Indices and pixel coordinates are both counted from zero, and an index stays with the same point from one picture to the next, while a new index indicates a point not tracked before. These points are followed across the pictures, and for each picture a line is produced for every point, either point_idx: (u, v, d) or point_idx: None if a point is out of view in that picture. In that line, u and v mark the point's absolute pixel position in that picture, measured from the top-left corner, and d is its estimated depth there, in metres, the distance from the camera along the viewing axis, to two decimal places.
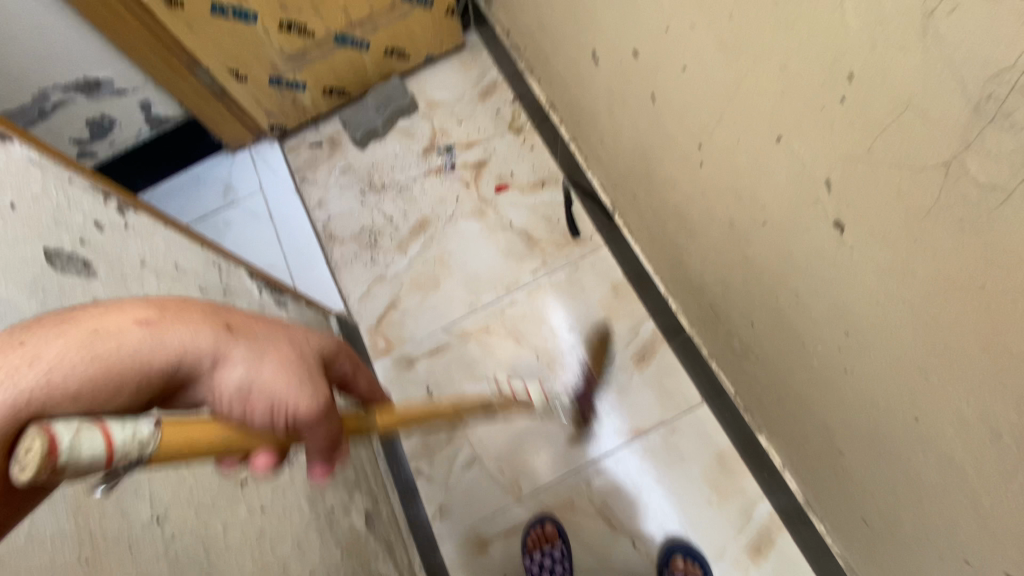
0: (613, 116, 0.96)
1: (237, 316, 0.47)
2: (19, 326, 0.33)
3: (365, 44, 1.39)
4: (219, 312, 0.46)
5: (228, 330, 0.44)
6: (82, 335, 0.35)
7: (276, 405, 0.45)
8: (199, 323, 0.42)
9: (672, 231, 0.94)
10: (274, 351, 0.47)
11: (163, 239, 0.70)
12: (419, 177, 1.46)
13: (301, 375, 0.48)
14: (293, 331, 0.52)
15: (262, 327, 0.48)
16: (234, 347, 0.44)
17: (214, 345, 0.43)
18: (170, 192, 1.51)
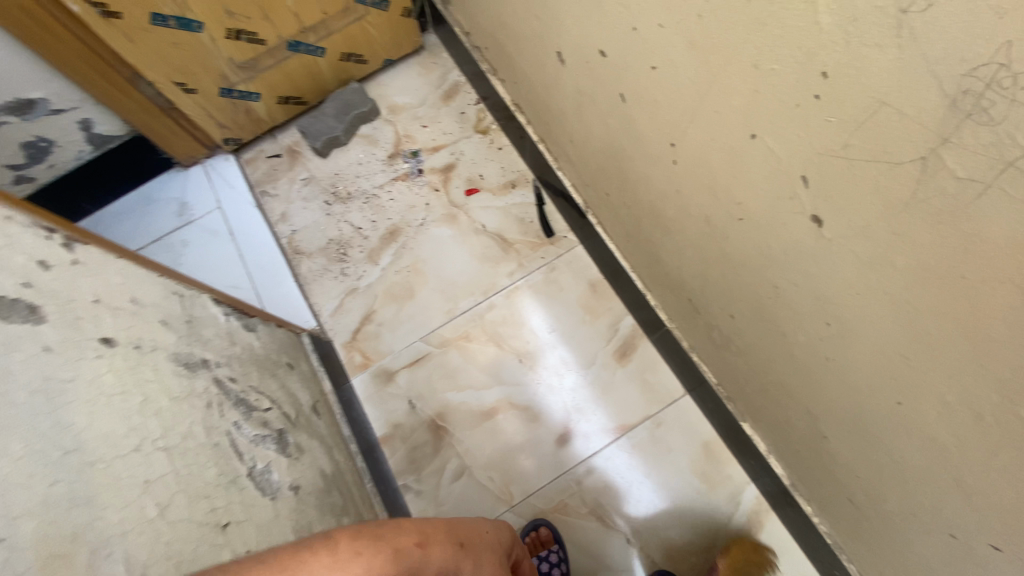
0: (583, 116, 0.95)
1: (462, 531, 0.54)
2: (362, 535, 0.43)
3: (320, 50, 1.34)
4: (457, 529, 0.54)
5: (459, 547, 0.52)
6: (390, 558, 0.43)
7: None
8: (443, 542, 0.50)
9: (647, 228, 0.94)
10: (485, 565, 0.54)
11: (118, 273, 0.65)
12: (385, 184, 1.42)
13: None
14: (492, 539, 0.59)
15: (478, 538, 0.56)
16: (461, 564, 0.51)
17: (455, 559, 0.50)
18: (120, 215, 1.43)
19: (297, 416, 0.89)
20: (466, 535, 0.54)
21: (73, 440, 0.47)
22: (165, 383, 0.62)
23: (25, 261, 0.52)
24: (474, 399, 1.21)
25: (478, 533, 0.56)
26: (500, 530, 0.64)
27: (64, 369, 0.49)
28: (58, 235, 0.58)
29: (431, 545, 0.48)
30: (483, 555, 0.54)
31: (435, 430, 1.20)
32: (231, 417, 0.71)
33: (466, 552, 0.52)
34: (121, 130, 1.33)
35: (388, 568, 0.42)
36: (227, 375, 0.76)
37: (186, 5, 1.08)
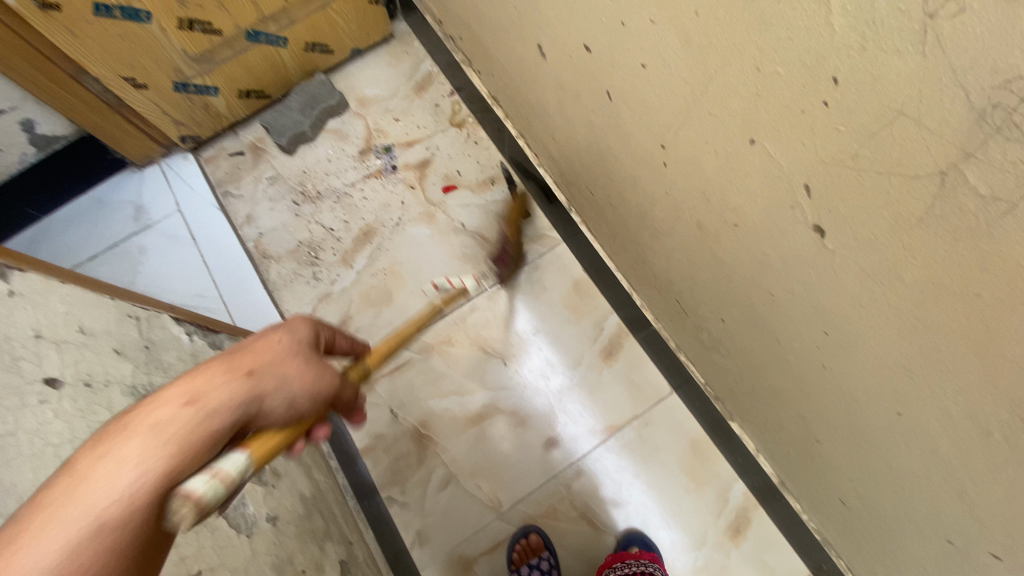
0: (565, 111, 0.91)
1: (245, 351, 0.52)
2: (88, 451, 0.40)
3: (281, 40, 1.25)
4: (232, 358, 0.51)
5: (245, 375, 0.50)
6: (149, 428, 0.42)
7: (309, 393, 0.55)
8: (220, 371, 0.49)
9: (633, 228, 0.91)
10: (292, 359, 0.54)
11: (61, 300, 0.58)
12: (357, 182, 1.35)
13: (316, 378, 0.55)
14: (293, 345, 0.56)
15: (275, 350, 0.54)
16: (258, 378, 0.51)
17: (245, 389, 0.49)
18: (70, 221, 1.33)
19: None
20: (243, 359, 0.51)
21: (17, 502, 0.41)
22: None
23: None
24: (458, 405, 1.18)
25: (265, 350, 0.54)
26: (304, 321, 0.61)
27: (3, 420, 0.43)
28: None
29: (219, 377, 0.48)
30: (287, 356, 0.54)
31: (419, 438, 1.16)
32: None
33: (258, 375, 0.51)
34: (67, 130, 1.23)
35: (179, 429, 0.43)
36: None
37: None
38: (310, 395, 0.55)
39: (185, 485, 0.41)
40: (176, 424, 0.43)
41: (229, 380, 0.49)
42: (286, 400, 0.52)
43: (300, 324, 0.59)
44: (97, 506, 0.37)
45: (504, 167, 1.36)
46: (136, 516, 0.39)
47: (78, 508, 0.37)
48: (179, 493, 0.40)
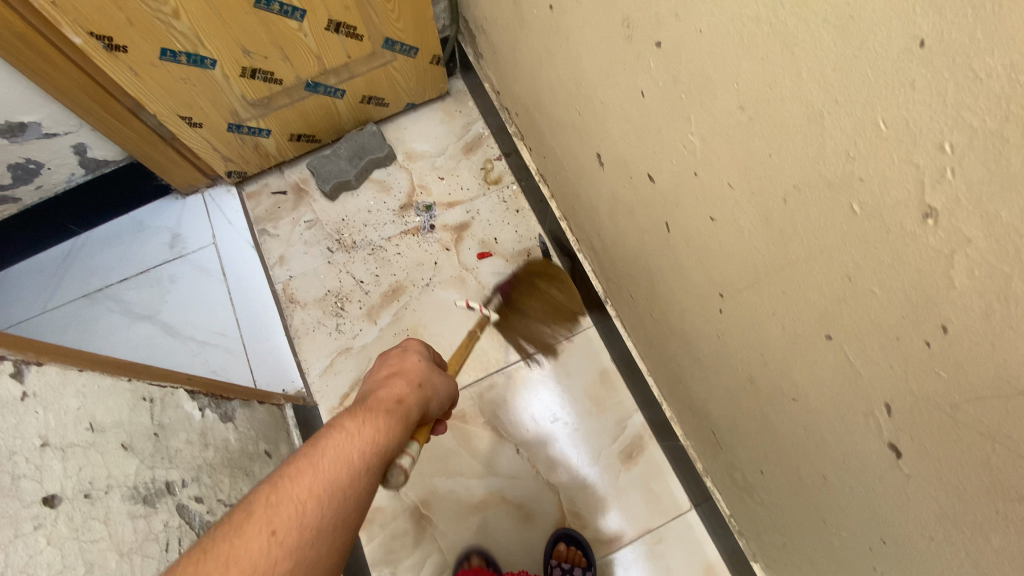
0: (616, 219, 0.87)
1: (411, 364, 0.69)
2: (323, 437, 0.54)
3: (339, 92, 1.26)
4: (405, 370, 0.67)
5: (421, 385, 0.66)
6: (348, 447, 0.53)
7: (451, 398, 0.72)
8: (403, 381, 0.65)
9: (673, 348, 0.87)
10: (441, 373, 0.71)
11: (77, 393, 0.56)
12: (394, 237, 1.34)
13: (454, 387, 0.72)
14: (431, 360, 0.72)
15: (423, 363, 0.70)
16: (428, 387, 0.67)
17: (422, 395, 0.65)
18: (107, 240, 1.34)
19: None
20: (413, 372, 0.67)
21: None
22: (118, 534, 0.53)
23: None
24: (463, 487, 1.13)
25: (421, 365, 0.70)
26: (429, 347, 0.77)
27: None
28: (7, 362, 0.50)
29: (377, 410, 0.59)
30: (437, 371, 0.70)
31: (418, 516, 1.12)
32: None
33: (426, 382, 0.67)
34: (118, 156, 1.24)
35: (366, 455, 0.54)
36: (193, 496, 0.67)
37: (200, 42, 1.00)
38: (448, 401, 0.72)
39: (366, 494, 0.53)
40: (365, 445, 0.54)
41: (388, 415, 0.59)
42: (440, 401, 0.69)
43: (419, 344, 0.75)
44: (336, 478, 0.51)
45: (543, 243, 1.32)
46: (340, 506, 0.50)
47: (329, 473, 0.51)
48: (359, 499, 0.52)
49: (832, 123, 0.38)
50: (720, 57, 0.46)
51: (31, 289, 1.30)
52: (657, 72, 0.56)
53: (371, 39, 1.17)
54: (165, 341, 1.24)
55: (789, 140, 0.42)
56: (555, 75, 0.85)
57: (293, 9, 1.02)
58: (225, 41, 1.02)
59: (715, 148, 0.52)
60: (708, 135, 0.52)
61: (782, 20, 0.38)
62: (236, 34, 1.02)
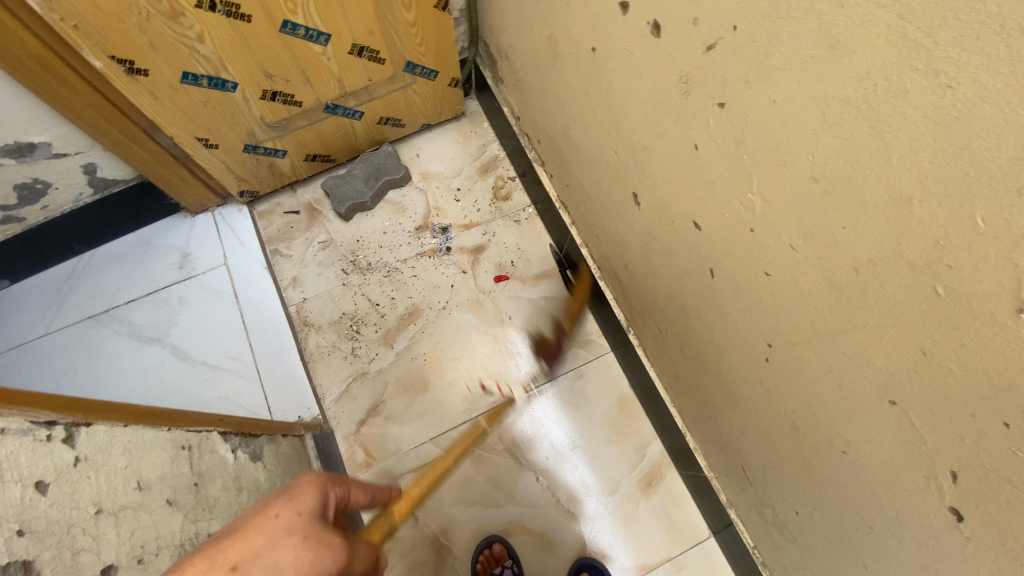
0: (647, 255, 0.87)
1: (240, 541, 0.50)
2: None
3: (358, 113, 1.26)
4: (226, 547, 0.49)
5: (232, 574, 0.47)
6: None
7: (315, 573, 0.49)
8: (201, 574, 0.46)
9: (704, 384, 0.88)
10: (286, 544, 0.50)
11: (125, 451, 0.55)
12: (410, 259, 1.33)
13: (315, 562, 0.50)
14: (292, 521, 0.52)
15: (270, 531, 0.50)
16: (247, 573, 0.47)
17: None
18: (113, 259, 1.31)
19: None
20: (244, 546, 0.49)
21: None
22: None
23: (19, 491, 0.42)
24: (483, 516, 1.13)
25: (260, 530, 0.50)
26: (315, 483, 0.57)
27: None
28: (59, 426, 0.48)
29: None
30: (281, 537, 0.50)
31: (437, 545, 1.12)
32: None
33: (252, 557, 0.48)
34: (128, 175, 1.21)
35: None
36: None
37: (222, 65, 0.98)
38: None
39: None
40: None
41: None
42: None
43: (299, 491, 0.55)
44: None
45: (558, 258, 1.32)
46: None
47: None
48: None
49: (921, 210, 0.39)
50: (796, 128, 0.46)
51: (32, 310, 1.26)
52: (716, 130, 0.57)
53: (393, 62, 1.17)
54: (176, 365, 1.21)
55: (866, 218, 0.43)
56: (590, 113, 0.85)
57: (318, 34, 1.01)
58: (249, 65, 1.00)
59: (778, 211, 0.53)
60: (771, 199, 0.53)
61: (874, 107, 0.39)
62: (260, 58, 1.00)
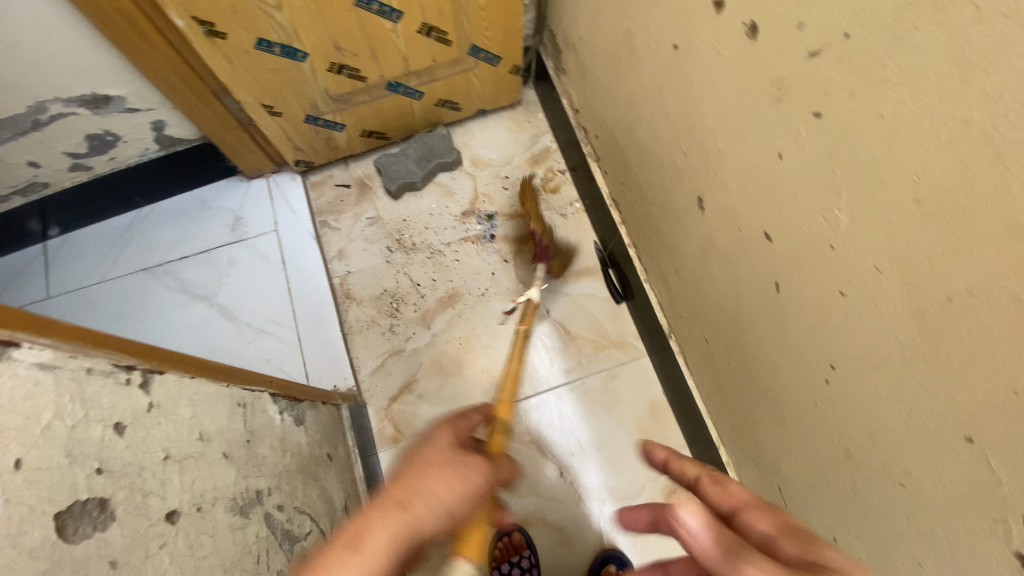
0: (704, 261, 0.86)
1: (395, 485, 0.56)
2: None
3: (418, 93, 1.26)
4: (388, 490, 0.56)
5: (401, 509, 0.54)
6: None
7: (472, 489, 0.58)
8: (378, 512, 0.53)
9: (748, 399, 0.86)
10: (444, 472, 0.57)
11: (190, 403, 0.56)
12: (454, 243, 1.33)
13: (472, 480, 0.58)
14: (437, 458, 0.59)
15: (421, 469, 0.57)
16: (414, 506, 0.54)
17: (404, 523, 0.53)
18: (169, 215, 1.35)
19: (329, 528, 0.82)
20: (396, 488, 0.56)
21: None
22: (222, 548, 0.54)
23: (100, 431, 0.44)
24: (504, 504, 1.13)
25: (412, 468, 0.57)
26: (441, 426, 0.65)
27: None
28: (137, 371, 0.50)
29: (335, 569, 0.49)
30: (437, 469, 0.57)
31: None
32: (275, 565, 0.63)
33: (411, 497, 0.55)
34: (193, 135, 1.25)
35: None
36: (276, 505, 0.68)
37: (296, 35, 0.99)
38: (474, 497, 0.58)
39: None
40: None
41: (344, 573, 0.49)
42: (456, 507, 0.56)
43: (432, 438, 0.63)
44: None
45: (602, 256, 1.30)
46: None
47: None
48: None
49: None
50: (903, 145, 0.44)
51: (91, 257, 1.31)
52: (806, 141, 0.55)
53: (459, 45, 1.17)
54: (221, 324, 1.25)
55: (970, 246, 0.42)
56: (662, 112, 0.84)
57: (391, 11, 1.01)
58: (321, 37, 1.01)
59: (866, 229, 0.51)
60: (859, 216, 0.51)
61: (1000, 132, 0.37)
62: (333, 31, 1.01)
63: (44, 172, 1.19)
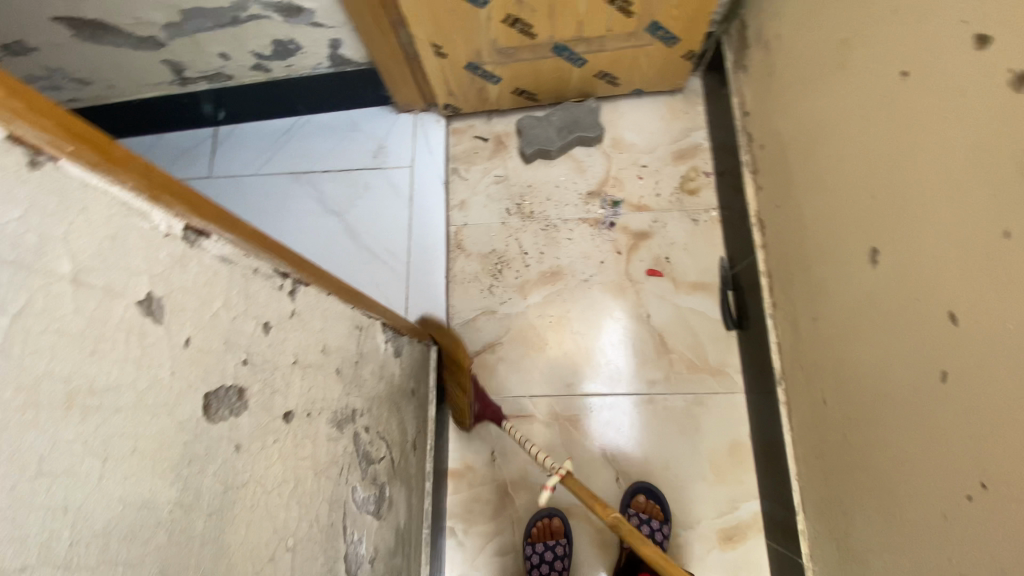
0: (853, 319, 0.77)
1: None
2: None
3: (581, 61, 1.22)
4: None
5: None
6: None
7: None
8: None
9: (858, 480, 0.78)
10: None
11: (322, 317, 0.61)
12: (572, 221, 1.29)
13: None
14: None
15: None
16: None
17: None
18: (322, 129, 1.45)
19: (399, 460, 0.88)
20: None
21: (225, 563, 0.42)
22: (318, 453, 0.59)
23: (252, 326, 0.48)
24: (553, 489, 1.14)
25: None
26: None
27: (243, 469, 0.45)
28: (289, 279, 0.54)
29: None
30: None
31: (502, 493, 1.15)
32: (352, 480, 0.69)
33: None
34: (362, 59, 1.30)
35: None
36: (364, 426, 0.72)
37: None
38: None
39: None
40: None
41: None
42: None
43: None
44: None
45: (725, 275, 1.22)
46: None
47: None
48: None
49: None
50: None
51: (251, 151, 1.45)
52: None
53: (639, 19, 1.11)
54: (343, 240, 1.34)
55: None
56: (859, 143, 0.74)
57: None
58: None
59: None
60: None
61: None
62: None
63: (229, 66, 1.30)
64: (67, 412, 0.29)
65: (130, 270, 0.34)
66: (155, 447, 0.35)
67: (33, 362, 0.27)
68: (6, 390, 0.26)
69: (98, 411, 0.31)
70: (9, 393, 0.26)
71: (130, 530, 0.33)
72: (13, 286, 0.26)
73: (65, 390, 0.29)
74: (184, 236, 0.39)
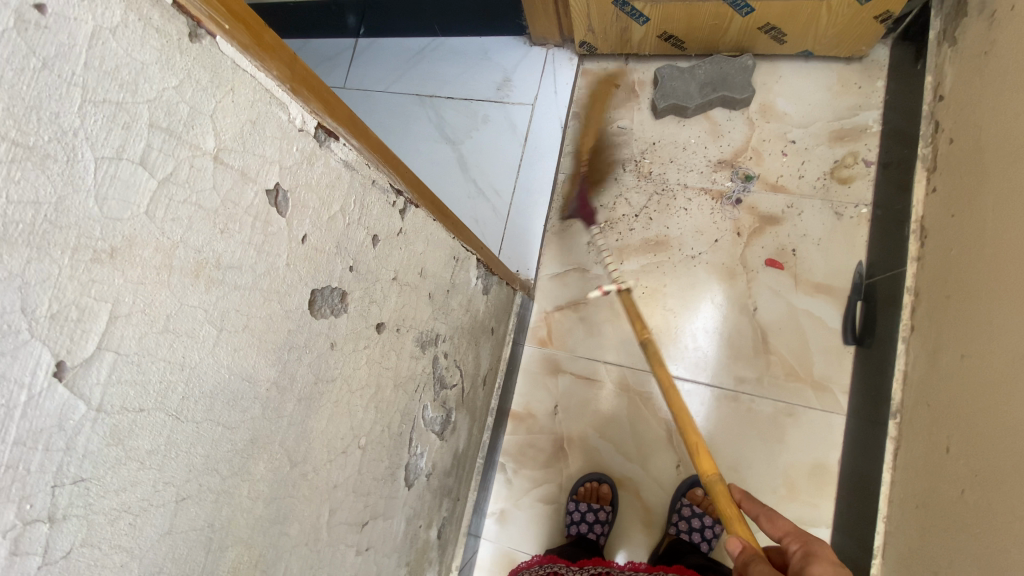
0: (1012, 366, 0.65)
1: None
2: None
3: (746, 9, 1.07)
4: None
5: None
6: None
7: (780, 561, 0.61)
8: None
9: (961, 543, 0.68)
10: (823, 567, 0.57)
11: (425, 240, 0.62)
12: (692, 190, 1.19)
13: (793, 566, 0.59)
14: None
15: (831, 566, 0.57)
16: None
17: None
18: (454, 53, 1.43)
19: (469, 390, 0.90)
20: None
21: (306, 446, 0.46)
22: (399, 366, 0.62)
23: (361, 235, 0.49)
24: (610, 456, 1.13)
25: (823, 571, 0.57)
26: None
27: (334, 366, 0.48)
28: (401, 197, 0.54)
29: None
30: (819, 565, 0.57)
31: (559, 446, 1.15)
32: (425, 399, 0.71)
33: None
34: None
35: None
36: (443, 352, 0.74)
37: None
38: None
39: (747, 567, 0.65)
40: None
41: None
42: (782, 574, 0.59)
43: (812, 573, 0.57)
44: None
45: (858, 283, 1.07)
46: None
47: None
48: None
49: None
50: None
51: (384, 67, 1.47)
52: None
53: None
54: (453, 169, 1.34)
55: None
56: None
57: None
58: None
59: None
60: None
61: None
62: None
63: None
64: (195, 280, 0.31)
65: (263, 158, 0.35)
66: (262, 329, 0.37)
67: (172, 228, 0.29)
68: (147, 247, 0.28)
69: (221, 284, 0.33)
70: (148, 252, 0.28)
71: (233, 397, 0.36)
72: (163, 152, 0.28)
73: (196, 260, 0.31)
74: (315, 135, 0.39)
